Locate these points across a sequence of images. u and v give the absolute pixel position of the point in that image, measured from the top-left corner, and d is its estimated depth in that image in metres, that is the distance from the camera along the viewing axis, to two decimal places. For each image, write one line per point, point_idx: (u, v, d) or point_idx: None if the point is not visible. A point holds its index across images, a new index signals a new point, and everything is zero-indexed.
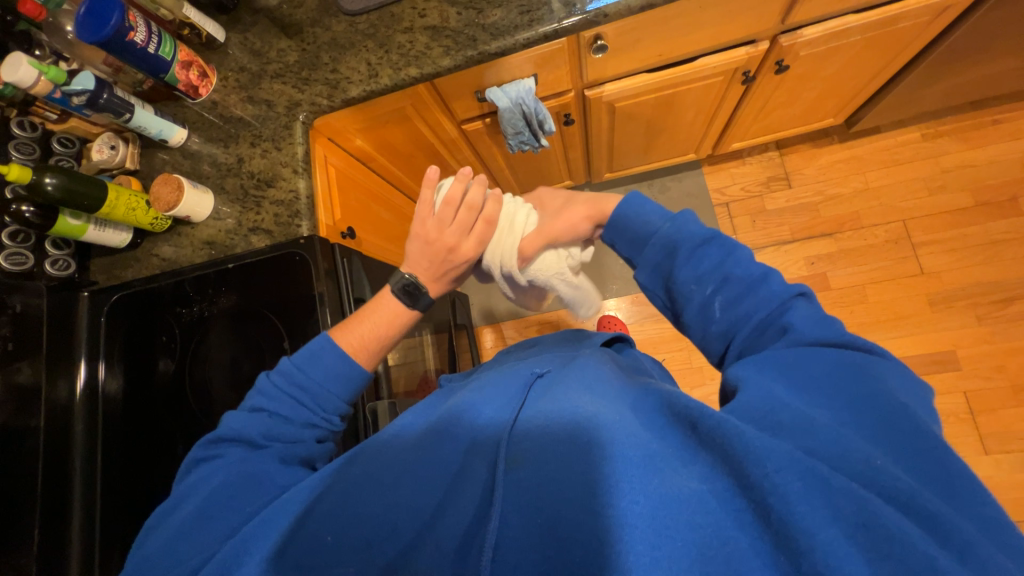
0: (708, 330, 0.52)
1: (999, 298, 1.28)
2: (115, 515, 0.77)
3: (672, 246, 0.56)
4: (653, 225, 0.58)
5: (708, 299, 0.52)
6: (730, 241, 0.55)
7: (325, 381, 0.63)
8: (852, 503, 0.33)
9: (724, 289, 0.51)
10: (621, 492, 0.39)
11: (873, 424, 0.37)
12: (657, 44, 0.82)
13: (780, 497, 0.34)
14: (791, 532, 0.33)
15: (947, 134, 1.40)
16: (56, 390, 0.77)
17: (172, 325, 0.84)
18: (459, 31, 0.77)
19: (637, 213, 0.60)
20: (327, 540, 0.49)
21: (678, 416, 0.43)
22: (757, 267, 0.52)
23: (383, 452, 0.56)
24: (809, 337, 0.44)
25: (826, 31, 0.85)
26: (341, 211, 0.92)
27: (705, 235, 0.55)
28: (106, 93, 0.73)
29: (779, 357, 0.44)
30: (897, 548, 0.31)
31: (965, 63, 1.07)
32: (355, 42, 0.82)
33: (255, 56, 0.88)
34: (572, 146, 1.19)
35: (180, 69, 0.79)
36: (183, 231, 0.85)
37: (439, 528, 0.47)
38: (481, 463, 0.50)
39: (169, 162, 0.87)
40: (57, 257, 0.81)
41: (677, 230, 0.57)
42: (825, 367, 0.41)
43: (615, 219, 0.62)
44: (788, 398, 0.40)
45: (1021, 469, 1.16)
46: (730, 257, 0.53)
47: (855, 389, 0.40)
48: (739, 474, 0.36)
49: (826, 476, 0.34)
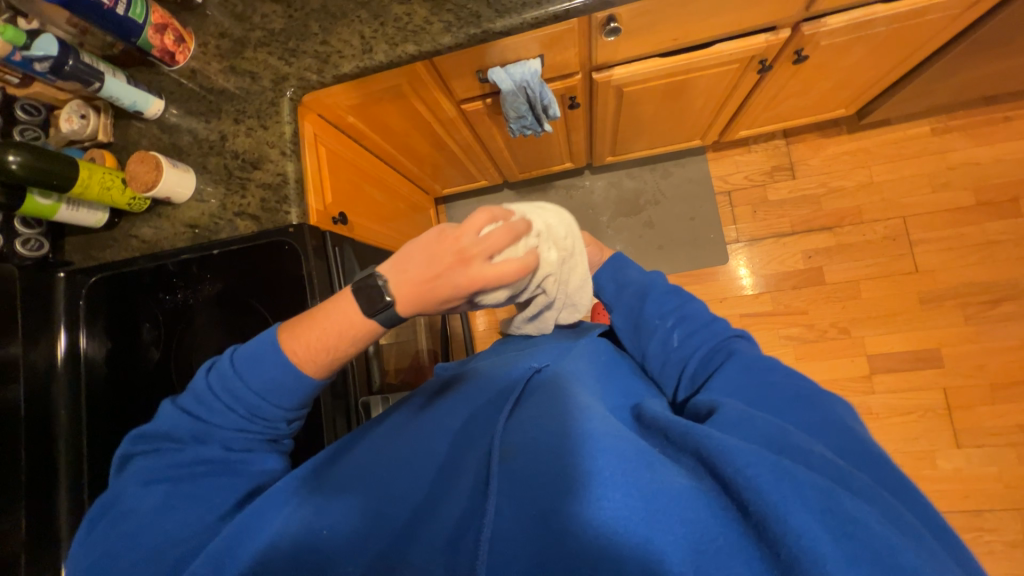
0: (668, 362, 0.56)
1: (988, 299, 1.29)
2: (103, 488, 0.78)
3: (644, 291, 0.61)
4: (631, 272, 0.63)
5: (669, 333, 0.56)
6: (688, 291, 0.60)
7: (266, 393, 0.51)
8: (817, 492, 0.33)
9: (683, 325, 0.56)
10: (609, 483, 0.39)
11: (844, 446, 0.39)
12: (673, 28, 0.77)
13: (754, 489, 0.34)
14: (768, 521, 0.33)
15: (957, 129, 1.37)
16: (34, 360, 0.75)
17: (155, 312, 0.82)
18: (461, 5, 0.71)
19: (622, 261, 0.65)
20: (322, 535, 0.47)
21: (650, 420, 0.45)
22: (711, 313, 0.57)
23: (371, 443, 0.55)
24: (772, 373, 0.47)
25: (851, 21, 0.81)
26: (332, 194, 0.88)
27: (671, 284, 0.61)
28: (72, 59, 0.67)
29: (743, 385, 0.46)
30: (862, 532, 0.32)
31: (989, 56, 1.02)
32: (347, 11, 0.75)
33: (238, 20, 0.80)
34: (575, 129, 1.13)
35: (153, 33, 0.72)
36: (164, 212, 0.80)
37: (435, 516, 0.46)
38: (473, 457, 0.50)
39: (146, 135, 0.81)
40: (28, 236, 0.75)
41: (648, 278, 0.61)
42: (784, 391, 0.44)
43: (605, 265, 0.65)
44: (748, 410, 0.42)
45: (988, 463, 1.22)
46: (690, 302, 0.58)
47: (818, 414, 0.42)
48: (715, 469, 0.37)
49: (791, 470, 0.34)
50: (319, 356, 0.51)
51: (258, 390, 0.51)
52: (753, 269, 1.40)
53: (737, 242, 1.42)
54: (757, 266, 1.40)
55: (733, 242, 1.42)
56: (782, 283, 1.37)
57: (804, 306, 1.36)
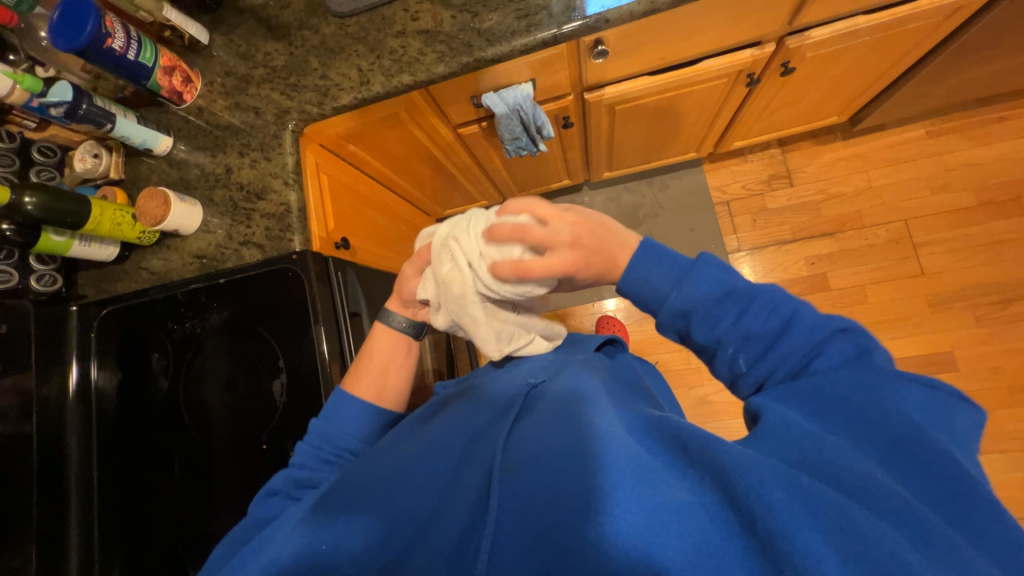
0: (739, 381, 0.50)
1: (998, 300, 1.27)
2: (114, 522, 0.78)
3: (687, 311, 0.49)
4: (664, 291, 0.50)
5: (733, 357, 0.49)
6: (748, 287, 0.48)
7: (340, 426, 0.62)
8: (832, 509, 0.32)
9: (748, 346, 0.47)
10: (615, 499, 0.39)
11: (886, 451, 0.37)
12: (659, 48, 0.79)
13: (766, 507, 0.33)
14: (776, 539, 0.32)
15: (952, 131, 1.37)
16: (48, 393, 0.76)
17: (165, 341, 0.85)
18: (454, 35, 0.74)
19: (648, 270, 0.51)
20: (322, 550, 0.47)
21: (668, 431, 0.42)
22: (781, 311, 0.47)
23: (375, 458, 0.55)
24: (839, 376, 0.42)
25: (835, 33, 0.82)
26: (335, 221, 0.90)
27: (721, 288, 0.48)
28: (85, 103, 0.70)
29: (800, 391, 0.42)
30: (876, 551, 0.30)
31: (976, 59, 1.04)
32: (345, 46, 0.79)
33: (242, 59, 0.84)
34: (571, 147, 1.15)
35: (162, 75, 0.76)
36: (173, 244, 0.82)
37: (436, 532, 0.46)
38: (476, 472, 0.49)
39: (156, 171, 0.84)
40: (43, 272, 0.77)
41: (689, 296, 0.49)
42: (841, 389, 0.41)
43: (625, 296, 0.53)
44: (794, 418, 0.40)
45: (1013, 469, 1.18)
46: (751, 309, 0.47)
47: (874, 412, 0.39)
48: (728, 485, 0.35)
49: (807, 487, 0.33)
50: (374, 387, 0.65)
51: (336, 424, 0.63)
52: (756, 278, 1.40)
53: (739, 252, 1.42)
54: (761, 275, 1.40)
55: (734, 251, 1.42)
56: (786, 291, 1.37)
57: None
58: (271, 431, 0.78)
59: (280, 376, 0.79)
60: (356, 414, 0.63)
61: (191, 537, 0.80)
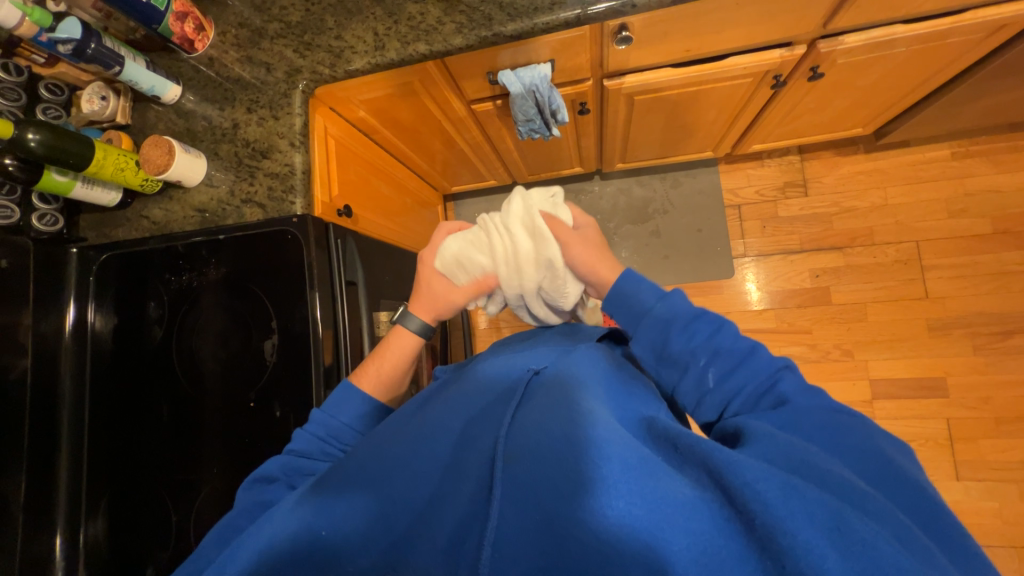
0: (703, 402, 0.49)
1: (998, 330, 1.27)
2: (104, 465, 0.80)
3: (666, 323, 0.53)
4: (645, 301, 0.55)
5: (702, 370, 0.50)
6: (718, 315, 0.52)
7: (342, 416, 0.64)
8: (826, 509, 0.32)
9: (716, 360, 0.49)
10: (615, 491, 0.38)
11: (867, 472, 0.37)
12: (685, 40, 0.77)
13: (760, 503, 0.33)
14: (774, 536, 0.32)
15: (978, 155, 1.33)
16: (46, 328, 0.77)
17: (162, 292, 0.85)
18: (475, 7, 0.71)
19: (636, 283, 0.57)
20: (322, 535, 0.48)
21: (659, 429, 0.43)
22: (744, 343, 0.50)
23: (371, 443, 0.55)
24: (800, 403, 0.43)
25: (869, 41, 0.79)
26: (339, 186, 0.89)
27: (694, 310, 0.53)
28: (94, 43, 0.68)
29: (773, 418, 0.43)
30: (871, 550, 0.31)
31: (1013, 82, 1.00)
32: (363, 8, 0.76)
33: (257, 11, 0.82)
34: (586, 134, 1.13)
35: (174, 21, 0.73)
36: (175, 195, 0.82)
37: (437, 518, 0.47)
38: (474, 458, 0.49)
39: (163, 119, 0.83)
40: (44, 211, 0.78)
41: (670, 307, 0.54)
42: (815, 423, 0.41)
43: (614, 290, 0.58)
44: (775, 432, 0.40)
45: (988, 497, 1.20)
46: (720, 331, 0.51)
47: (852, 441, 0.39)
48: (721, 481, 0.36)
49: (801, 487, 0.33)
50: (379, 382, 0.68)
51: (336, 413, 0.64)
52: (760, 285, 1.38)
53: (745, 257, 1.41)
54: (764, 282, 1.38)
55: (740, 256, 1.41)
56: (787, 301, 1.36)
57: (808, 326, 1.34)
58: (260, 389, 0.80)
59: (272, 338, 0.80)
60: (358, 407, 0.65)
61: (175, 486, 0.81)
